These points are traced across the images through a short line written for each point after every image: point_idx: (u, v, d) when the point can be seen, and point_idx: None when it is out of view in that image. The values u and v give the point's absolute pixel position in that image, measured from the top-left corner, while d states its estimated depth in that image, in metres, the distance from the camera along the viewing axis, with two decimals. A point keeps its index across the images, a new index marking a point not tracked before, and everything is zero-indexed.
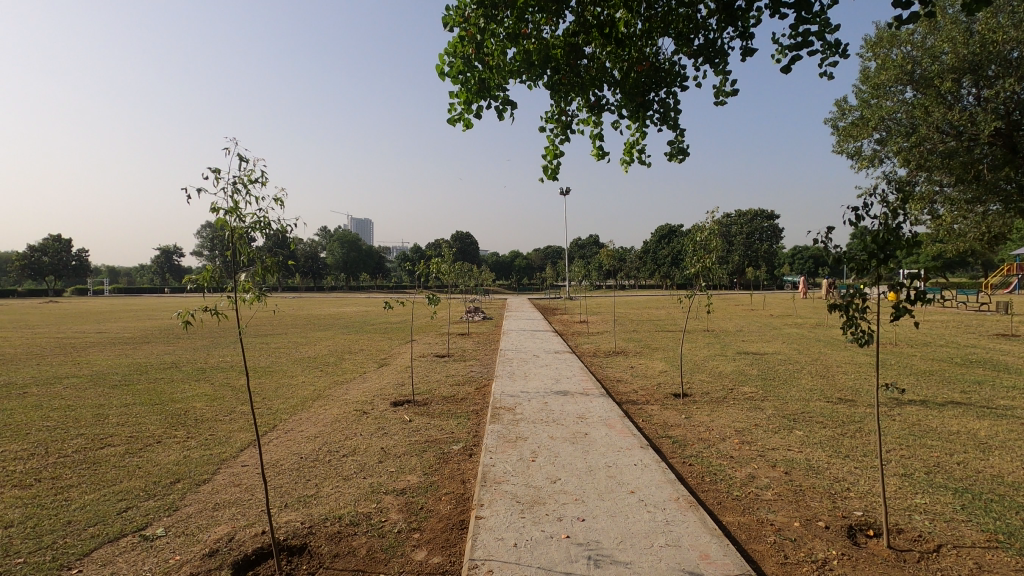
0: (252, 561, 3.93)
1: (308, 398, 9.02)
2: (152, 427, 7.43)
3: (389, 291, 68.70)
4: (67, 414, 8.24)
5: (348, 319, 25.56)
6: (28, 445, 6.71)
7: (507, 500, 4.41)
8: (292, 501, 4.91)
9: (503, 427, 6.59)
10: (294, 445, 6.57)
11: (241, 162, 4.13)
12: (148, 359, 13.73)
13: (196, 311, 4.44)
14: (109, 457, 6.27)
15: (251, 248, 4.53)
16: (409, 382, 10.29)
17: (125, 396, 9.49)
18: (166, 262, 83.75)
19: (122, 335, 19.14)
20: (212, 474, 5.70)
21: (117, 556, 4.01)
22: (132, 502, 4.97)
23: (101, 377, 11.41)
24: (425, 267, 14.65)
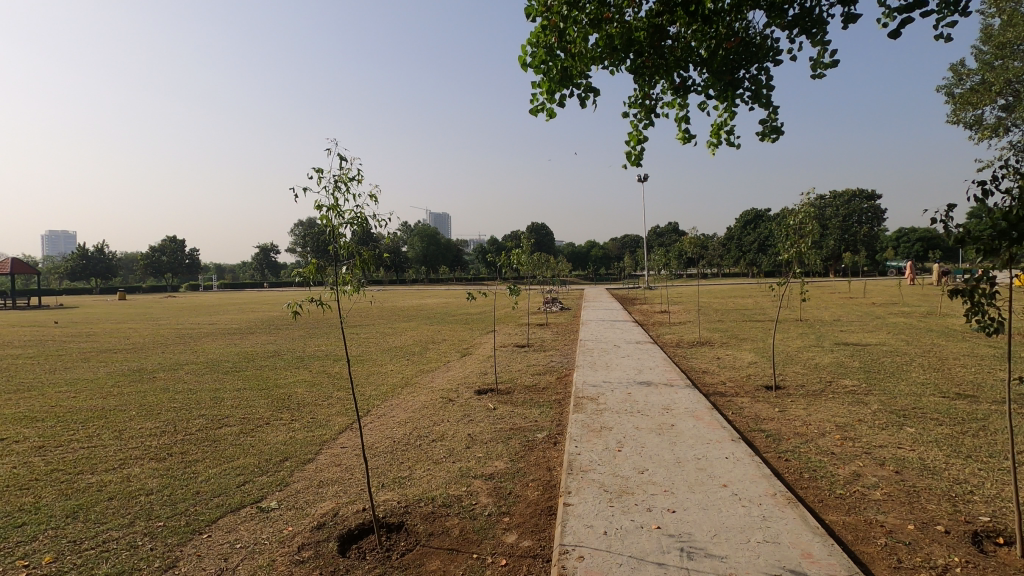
0: (356, 535, 4.21)
1: (397, 386, 9.48)
2: (262, 410, 8.12)
3: (467, 283, 70.10)
4: (190, 397, 9.17)
5: (430, 310, 26.50)
6: (160, 424, 7.55)
7: (595, 489, 4.41)
8: (388, 481, 5.20)
9: (587, 417, 6.58)
10: (387, 429, 6.93)
11: (340, 162, 4.47)
12: (254, 348, 14.96)
13: (304, 301, 4.82)
14: (226, 435, 6.93)
15: (348, 242, 4.78)
16: (491, 370, 10.53)
17: (237, 381, 10.41)
18: (265, 259, 90.47)
19: (230, 326, 20.99)
20: (315, 453, 6.15)
21: (239, 524, 4.44)
22: (248, 477, 5.46)
23: (215, 364, 12.58)
24: (505, 257, 14.86)
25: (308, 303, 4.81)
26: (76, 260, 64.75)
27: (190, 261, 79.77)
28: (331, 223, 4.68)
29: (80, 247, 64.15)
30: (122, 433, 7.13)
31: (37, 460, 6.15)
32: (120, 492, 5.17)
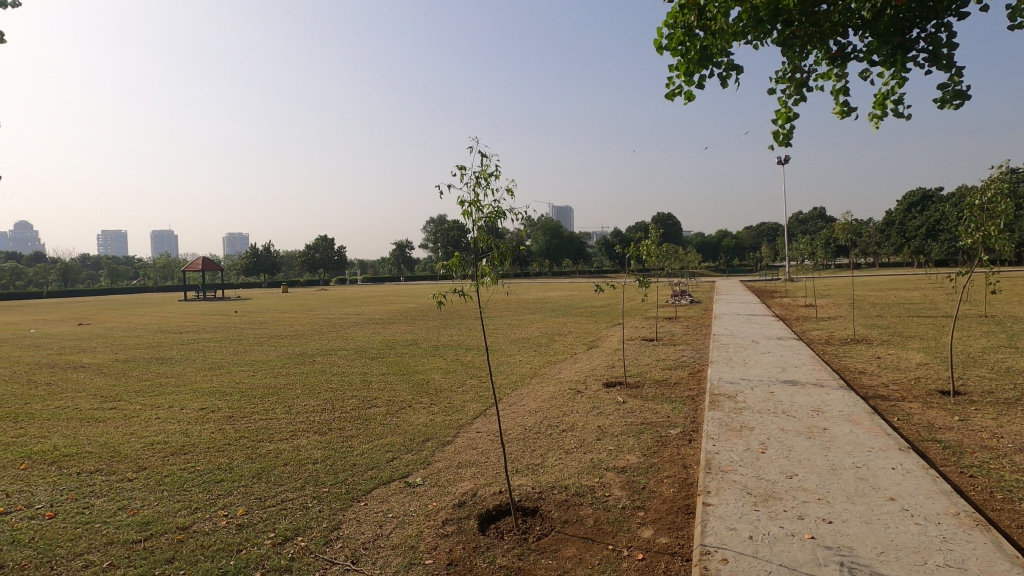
0: (494, 516, 4.42)
1: (527, 376, 9.72)
2: (404, 394, 8.80)
3: (591, 275, 69.46)
4: (343, 380, 10.20)
5: (554, 303, 26.71)
6: (320, 402, 8.50)
7: (737, 490, 4.18)
8: (522, 467, 5.37)
9: (724, 415, 6.24)
10: (518, 417, 7.15)
11: (480, 159, 4.76)
12: (395, 336, 16.22)
13: (448, 293, 4.81)
14: (375, 415, 7.60)
15: (488, 237, 4.99)
16: (619, 364, 10.38)
17: (381, 367, 11.36)
18: (401, 255, 97.43)
19: (373, 317, 22.94)
20: (454, 436, 6.53)
21: (390, 496, 4.87)
22: (395, 454, 5.96)
23: (363, 350, 13.84)
24: (632, 248, 14.47)
25: (453, 294, 4.80)
26: (249, 258, 74.71)
27: (340, 259, 87.98)
28: (470, 218, 4.89)
29: (252, 247, 73.97)
30: (292, 409, 8.14)
31: (228, 428, 7.24)
32: (292, 459, 5.92)
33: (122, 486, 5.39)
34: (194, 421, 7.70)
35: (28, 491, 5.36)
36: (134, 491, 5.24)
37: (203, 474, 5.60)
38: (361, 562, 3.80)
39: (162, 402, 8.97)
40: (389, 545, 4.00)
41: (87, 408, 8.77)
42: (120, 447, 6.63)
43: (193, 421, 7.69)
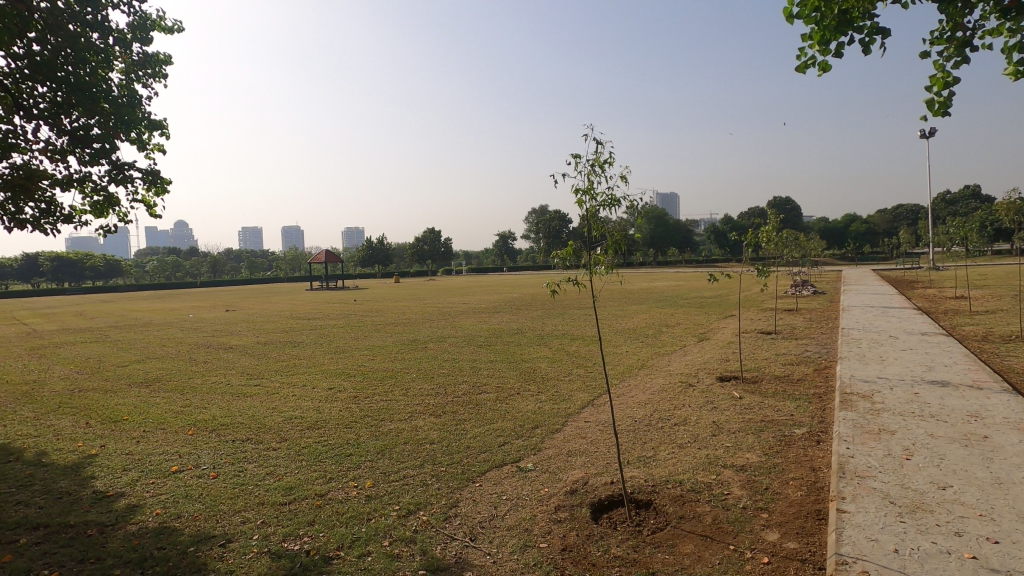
0: (607, 506, 4.39)
1: (634, 367, 9.53)
2: (512, 381, 9.01)
3: (698, 264, 66.42)
4: (454, 366, 10.64)
5: (660, 293, 25.85)
6: (434, 386, 8.95)
7: (877, 498, 3.81)
8: (633, 459, 5.29)
9: (859, 416, 5.70)
10: (627, 409, 7.03)
11: (594, 149, 4.96)
12: (500, 325, 16.62)
13: (562, 282, 4.79)
14: (485, 401, 7.85)
15: (603, 225, 4.90)
16: (734, 357, 9.84)
17: (489, 354, 11.70)
18: (504, 245, 99.48)
19: (479, 306, 23.64)
20: (562, 424, 6.58)
21: (503, 479, 5.03)
22: (506, 439, 6.12)
23: (471, 338, 14.34)
24: (749, 235, 13.59)
25: (568, 283, 4.77)
26: (365, 251, 80.01)
27: (447, 250, 91.41)
28: (583, 207, 4.95)
29: (368, 241, 79.15)
30: (408, 391, 8.65)
31: (354, 407, 7.84)
32: (411, 439, 6.29)
33: (268, 454, 6.05)
34: (324, 399, 8.45)
35: (196, 454, 6.18)
36: (278, 459, 5.86)
37: (334, 447, 6.14)
38: (479, 539, 3.97)
39: (297, 381, 9.93)
40: (505, 526, 4.13)
41: (237, 385, 9.92)
42: (264, 420, 7.44)
43: (323, 399, 8.43)
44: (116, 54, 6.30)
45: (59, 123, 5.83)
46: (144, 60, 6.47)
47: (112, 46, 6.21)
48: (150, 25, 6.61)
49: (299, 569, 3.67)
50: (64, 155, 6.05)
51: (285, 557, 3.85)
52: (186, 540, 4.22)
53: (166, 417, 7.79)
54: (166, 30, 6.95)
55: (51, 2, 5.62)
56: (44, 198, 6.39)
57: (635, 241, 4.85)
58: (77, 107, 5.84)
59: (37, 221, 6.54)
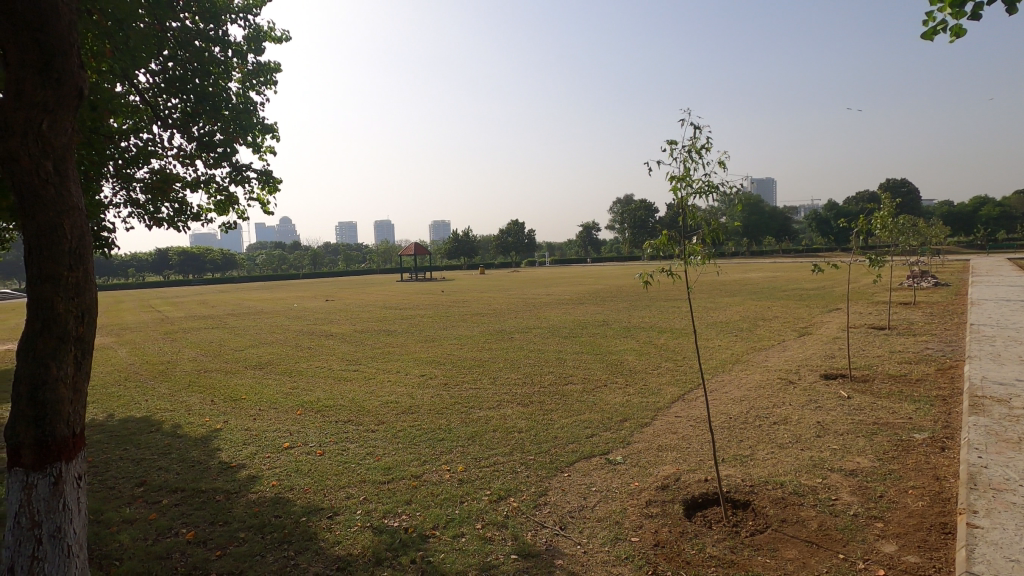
0: (701, 504, 4.25)
1: (728, 362, 9.12)
2: (599, 373, 8.94)
3: (797, 254, 62.09)
4: (539, 356, 10.73)
5: (755, 285, 24.48)
6: (521, 376, 9.07)
7: (1017, 514, 3.40)
8: (728, 457, 5.08)
9: (993, 422, 5.09)
10: (721, 405, 6.75)
11: (690, 134, 4.79)
12: (585, 317, 16.52)
13: (654, 272, 4.66)
14: (571, 392, 7.86)
15: (699, 212, 4.71)
16: (840, 354, 9.13)
17: (575, 346, 11.67)
18: (588, 236, 98.50)
19: (563, 297, 23.63)
20: (652, 418, 6.44)
21: (593, 470, 5.01)
22: (594, 431, 6.08)
23: (556, 329, 14.37)
24: (860, 221, 12.47)
25: (662, 272, 4.62)
26: (451, 243, 82.29)
27: (531, 241, 91.89)
28: (678, 195, 4.78)
29: (454, 234, 81.40)
30: (496, 380, 8.84)
31: (445, 394, 8.14)
32: (500, 427, 6.42)
33: (369, 435, 6.43)
34: (417, 385, 8.83)
35: (304, 433, 6.69)
36: (377, 440, 6.21)
37: (428, 432, 6.42)
38: (569, 529, 3.99)
39: (392, 368, 10.45)
40: (595, 517, 4.13)
41: (338, 370, 10.60)
42: (363, 403, 7.91)
43: (416, 385, 8.82)
44: (234, 65, 6.90)
45: (188, 130, 6.48)
46: (258, 69, 7.04)
47: (231, 59, 6.82)
48: (263, 36, 7.17)
49: (399, 545, 3.88)
50: (192, 159, 6.72)
51: (386, 533, 4.08)
52: (298, 510, 4.60)
53: (278, 398, 8.50)
54: (276, 41, 7.50)
55: (181, 22, 6.27)
56: (177, 198, 7.13)
57: (734, 229, 4.61)
58: (203, 114, 6.46)
59: (172, 220, 7.31)
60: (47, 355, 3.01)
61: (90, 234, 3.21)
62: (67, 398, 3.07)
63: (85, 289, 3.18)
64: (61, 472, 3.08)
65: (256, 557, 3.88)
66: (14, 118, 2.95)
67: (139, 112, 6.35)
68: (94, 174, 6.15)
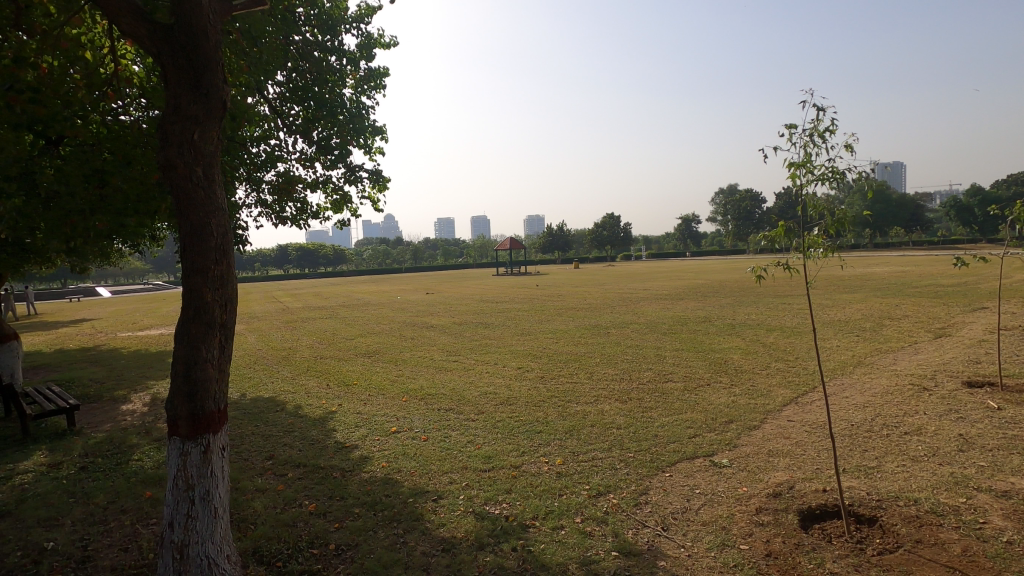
0: (819, 515, 3.95)
1: (848, 364, 8.36)
2: (701, 371, 8.57)
3: (931, 247, 55.46)
4: (637, 352, 10.50)
5: (880, 280, 22.20)
6: (618, 371, 8.93)
7: None
8: (851, 467, 4.66)
9: None
10: (842, 411, 6.20)
11: (812, 116, 4.43)
12: (684, 313, 15.91)
13: (769, 266, 4.36)
14: (672, 390, 7.60)
15: (820, 202, 4.34)
16: (988, 359, 8.03)
17: (675, 342, 11.27)
18: (688, 229, 94.57)
19: (661, 292, 22.91)
20: (761, 421, 6.07)
21: (696, 472, 4.83)
22: (697, 431, 5.84)
23: (654, 325, 13.96)
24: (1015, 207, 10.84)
25: (777, 267, 4.31)
26: (546, 238, 82.37)
27: (626, 235, 89.90)
28: (797, 184, 4.44)
29: (549, 228, 81.72)
30: (593, 375, 8.77)
31: (541, 387, 8.21)
32: (597, 422, 6.37)
33: (469, 424, 6.65)
34: (515, 378, 8.98)
35: (409, 419, 7.05)
36: (477, 429, 6.41)
37: (526, 423, 6.51)
38: (672, 530, 3.88)
39: (490, 359, 10.71)
40: (700, 521, 3.98)
41: (439, 360, 11.05)
42: (463, 393, 8.18)
43: (514, 378, 8.97)
44: (349, 73, 7.36)
45: (308, 135, 7.04)
46: (369, 74, 7.46)
47: (345, 67, 7.28)
48: (374, 43, 7.59)
49: (500, 532, 3.98)
50: (312, 162, 7.28)
51: (488, 519, 4.20)
52: (406, 491, 4.86)
53: (385, 385, 9.04)
54: (385, 47, 7.91)
55: (303, 35, 6.80)
56: (299, 199, 7.76)
57: (862, 219, 4.21)
58: (321, 120, 6.98)
59: (295, 218, 7.99)
60: (199, 338, 3.40)
61: (232, 232, 3.58)
62: (213, 377, 3.45)
63: (228, 282, 3.55)
64: (210, 443, 3.49)
65: (369, 532, 4.17)
66: (173, 130, 3.36)
67: (268, 121, 7.00)
68: (231, 178, 6.86)
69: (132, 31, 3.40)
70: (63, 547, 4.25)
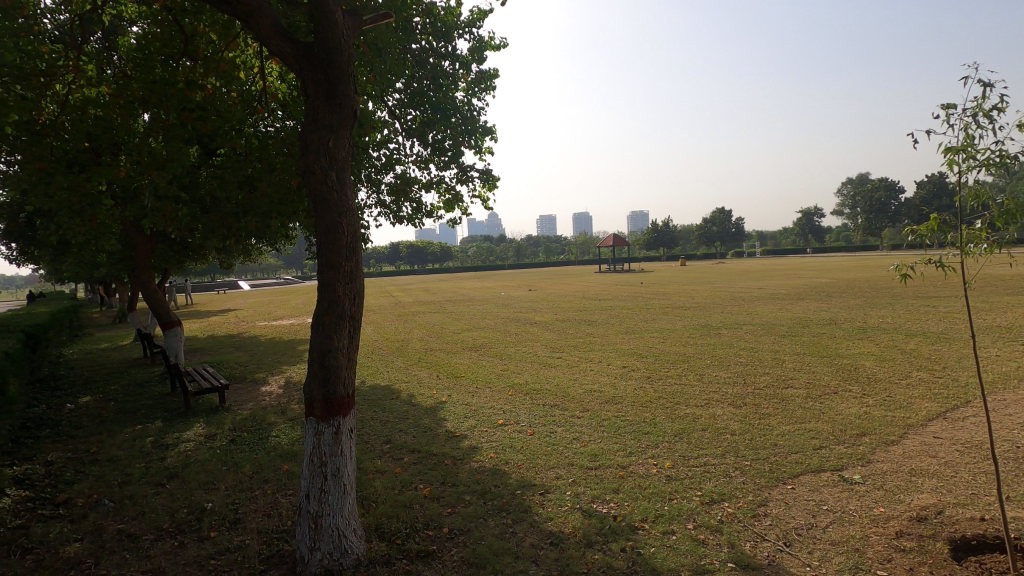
0: (976, 547, 3.48)
1: (1011, 377, 7.26)
2: (827, 377, 7.87)
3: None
4: (752, 355, 9.88)
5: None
6: (731, 375, 8.46)
7: None
8: (1016, 496, 4.05)
9: None
10: (1003, 431, 5.41)
11: (977, 91, 3.86)
12: (806, 314, 14.70)
13: (917, 264, 3.86)
14: (793, 397, 7.07)
15: (984, 191, 3.78)
16: None
17: (795, 346, 10.45)
18: (809, 223, 87.16)
19: (778, 292, 21.33)
20: (900, 436, 5.46)
21: (823, 487, 4.46)
22: (823, 442, 5.39)
23: (771, 326, 13.04)
24: None
25: (929, 265, 3.80)
26: (650, 234, 79.99)
27: (738, 230, 84.75)
28: (955, 171, 3.90)
29: (653, 224, 79.29)
30: (703, 377, 8.39)
31: (648, 387, 7.99)
32: (709, 426, 6.09)
33: (574, 421, 6.65)
34: (619, 377, 8.82)
35: (515, 412, 7.20)
36: (582, 427, 6.39)
37: (632, 424, 6.38)
38: (795, 547, 3.62)
39: (594, 357, 10.62)
40: (828, 540, 3.68)
41: (542, 356, 11.16)
42: (567, 390, 8.20)
43: (618, 377, 8.81)
44: (461, 76, 7.63)
45: (424, 139, 7.41)
46: (479, 77, 7.69)
47: (458, 70, 7.54)
48: (484, 46, 7.80)
49: (608, 531, 3.96)
50: (427, 163, 7.65)
51: (596, 517, 4.19)
52: (514, 483, 4.98)
53: (491, 378, 9.29)
54: (495, 49, 8.10)
55: (420, 43, 7.16)
56: (415, 199, 8.20)
57: None
58: (435, 123, 7.31)
59: (411, 218, 8.45)
60: (332, 328, 3.71)
61: (360, 231, 3.86)
62: (343, 365, 3.76)
63: (356, 277, 3.85)
64: (339, 425, 3.80)
65: (480, 519, 4.32)
66: (312, 138, 3.69)
67: (388, 126, 7.46)
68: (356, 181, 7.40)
69: (279, 51, 3.77)
70: (219, 508, 4.85)
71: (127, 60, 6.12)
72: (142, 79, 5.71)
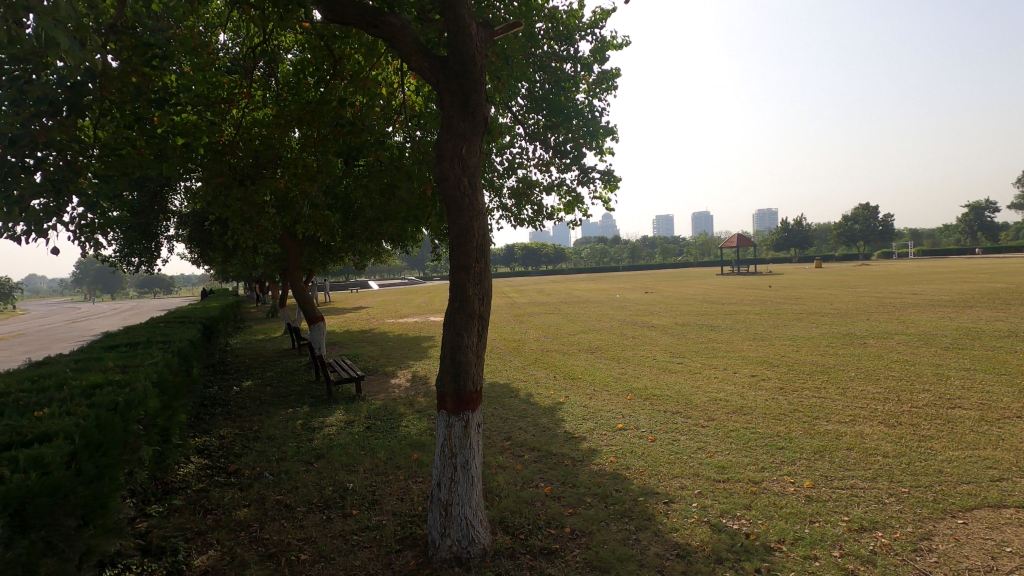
0: None
1: None
2: (1007, 399, 6.76)
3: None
4: (906, 369, 8.76)
5: None
6: (881, 390, 7.57)
7: None
8: None
9: None
10: None
11: None
12: (975, 324, 12.74)
13: None
14: (962, 419, 6.15)
15: None
16: None
17: (962, 360, 9.10)
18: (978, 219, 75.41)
19: (939, 298, 18.69)
20: None
21: (1004, 525, 3.84)
22: (1003, 474, 4.64)
23: (929, 337, 11.49)
24: None
25: None
26: (780, 234, 74.10)
27: (886, 228, 75.63)
28: None
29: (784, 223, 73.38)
30: (846, 391, 7.61)
31: (781, 399, 7.41)
32: (856, 446, 5.51)
33: (699, 430, 6.35)
34: (748, 386, 8.27)
35: (634, 417, 7.05)
36: (708, 436, 6.09)
37: (764, 437, 5.95)
38: None
39: (718, 364, 10.07)
40: None
41: (662, 360, 10.79)
42: (690, 397, 7.85)
43: (746, 386, 8.27)
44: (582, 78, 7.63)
45: (546, 142, 7.50)
46: (601, 77, 7.63)
47: (579, 72, 7.55)
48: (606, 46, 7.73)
49: (740, 549, 3.74)
50: (549, 166, 7.74)
51: (725, 533, 3.98)
52: (636, 489, 4.87)
53: (609, 381, 9.17)
54: (617, 48, 8.00)
55: (543, 49, 7.27)
56: (537, 202, 8.33)
57: None
58: (558, 126, 7.38)
59: (532, 220, 8.59)
60: (463, 326, 3.90)
61: (490, 233, 4.01)
62: (473, 361, 3.93)
63: (485, 278, 4.01)
64: (468, 419, 3.98)
65: (602, 523, 4.29)
66: (446, 146, 3.91)
67: (511, 132, 7.66)
68: None
69: (418, 67, 4.05)
70: (359, 489, 5.31)
71: (286, 84, 6.90)
72: (299, 100, 6.40)
